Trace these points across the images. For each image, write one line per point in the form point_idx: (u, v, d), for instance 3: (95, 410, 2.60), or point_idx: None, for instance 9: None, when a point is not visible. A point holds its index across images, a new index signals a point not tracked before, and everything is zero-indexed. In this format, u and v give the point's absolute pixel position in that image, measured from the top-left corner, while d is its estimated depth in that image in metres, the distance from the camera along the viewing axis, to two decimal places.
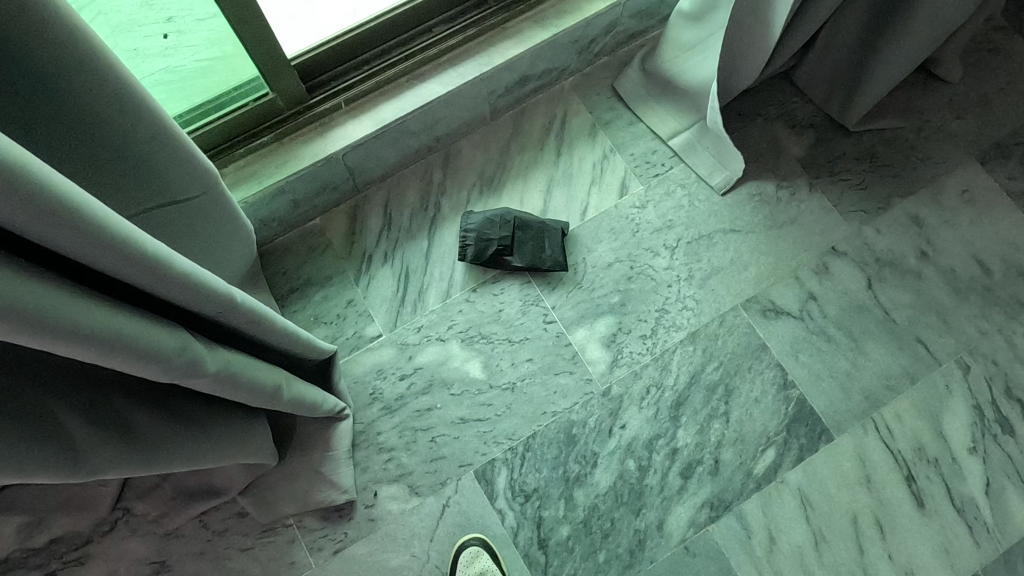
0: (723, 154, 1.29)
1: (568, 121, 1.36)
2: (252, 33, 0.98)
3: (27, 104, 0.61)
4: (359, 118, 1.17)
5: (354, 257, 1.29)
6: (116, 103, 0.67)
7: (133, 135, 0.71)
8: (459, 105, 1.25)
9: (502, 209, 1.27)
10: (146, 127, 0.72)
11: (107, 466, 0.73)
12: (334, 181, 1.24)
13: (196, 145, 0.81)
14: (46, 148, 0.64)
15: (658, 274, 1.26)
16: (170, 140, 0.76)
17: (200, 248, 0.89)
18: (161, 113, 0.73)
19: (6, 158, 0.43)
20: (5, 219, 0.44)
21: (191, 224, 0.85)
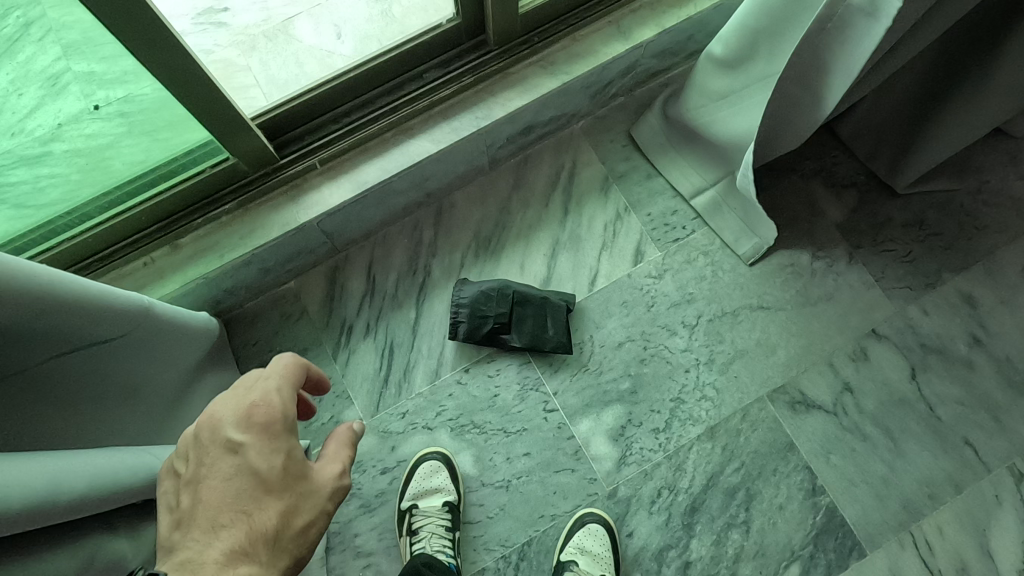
0: (752, 221, 1.12)
1: (578, 173, 1.20)
2: (204, 104, 0.82)
3: None
4: (337, 180, 1.02)
5: (332, 327, 1.14)
6: None
7: (18, 309, 0.57)
8: (453, 160, 1.09)
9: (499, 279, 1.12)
10: (31, 296, 0.58)
11: None
12: (309, 247, 1.08)
13: (95, 283, 0.67)
14: None
15: (674, 357, 1.11)
16: (65, 294, 0.62)
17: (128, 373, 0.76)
18: (40, 276, 0.59)
19: None
20: None
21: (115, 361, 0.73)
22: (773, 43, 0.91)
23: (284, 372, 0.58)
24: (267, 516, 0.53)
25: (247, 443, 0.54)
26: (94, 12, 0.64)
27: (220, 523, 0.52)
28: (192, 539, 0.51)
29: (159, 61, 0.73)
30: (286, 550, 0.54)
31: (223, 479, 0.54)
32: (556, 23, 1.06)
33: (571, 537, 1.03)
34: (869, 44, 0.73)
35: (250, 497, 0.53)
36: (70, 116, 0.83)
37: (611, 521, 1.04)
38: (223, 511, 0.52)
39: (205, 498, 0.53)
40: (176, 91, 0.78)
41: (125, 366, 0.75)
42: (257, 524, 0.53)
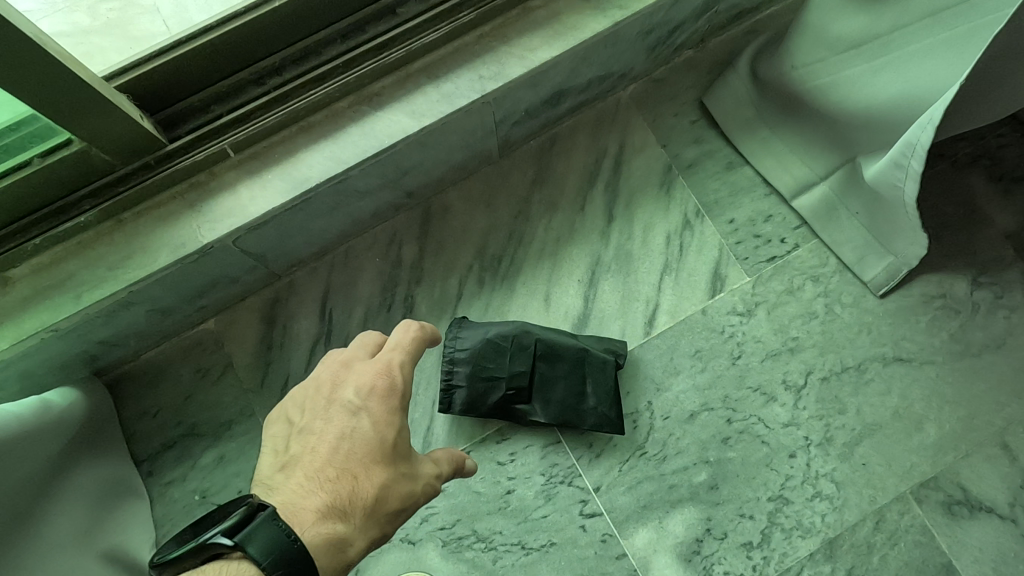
0: (881, 233, 0.75)
1: (626, 162, 0.83)
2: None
3: None
4: (262, 175, 0.65)
5: (270, 389, 0.78)
6: None
7: None
8: (445, 145, 0.72)
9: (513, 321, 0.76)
10: None
11: None
12: (229, 275, 0.72)
13: None
14: None
15: (772, 434, 0.76)
16: None
17: None
18: None
19: None
20: None
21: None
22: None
23: (402, 348, 0.55)
24: (365, 482, 0.51)
25: (364, 412, 0.53)
26: None
27: (321, 482, 0.50)
28: (297, 485, 0.51)
29: None
30: (362, 527, 0.50)
31: (331, 437, 0.52)
32: None
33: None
34: None
35: (349, 462, 0.51)
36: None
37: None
38: (327, 466, 0.51)
39: (313, 446, 0.53)
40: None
41: None
42: (350, 494, 0.50)
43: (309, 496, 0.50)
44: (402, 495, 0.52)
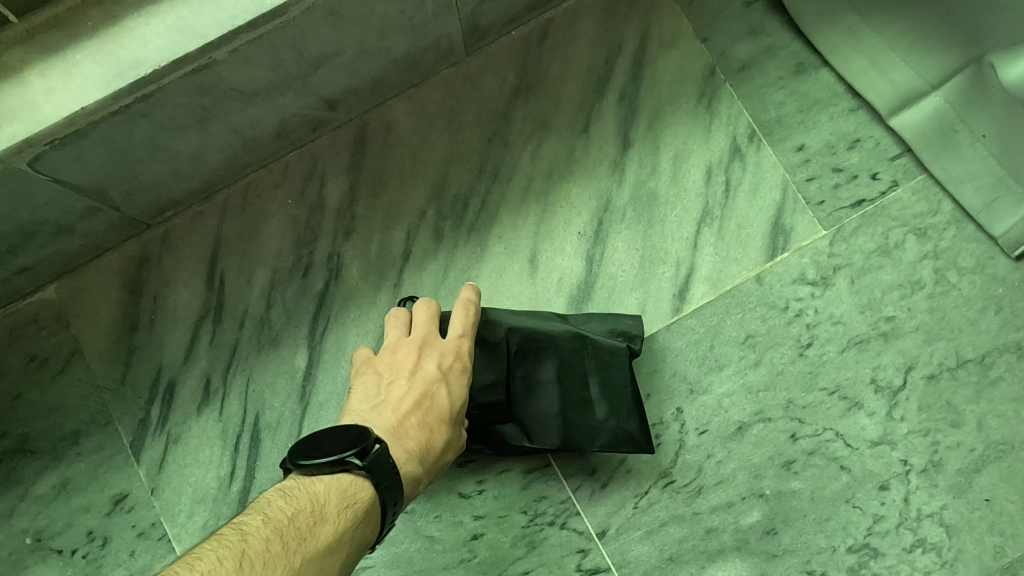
0: (1023, 164, 0.52)
1: (650, 63, 0.58)
2: None
3: None
4: (66, 54, 0.40)
5: (136, 386, 0.54)
6: None
7: None
8: (377, 21, 0.47)
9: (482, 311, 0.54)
10: None
11: None
12: (50, 219, 0.48)
13: None
14: None
15: (857, 457, 0.52)
16: None
17: None
18: None
19: None
20: None
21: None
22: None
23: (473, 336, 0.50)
24: (439, 437, 0.46)
25: (444, 381, 0.48)
26: None
27: (401, 428, 0.45)
28: (374, 418, 0.46)
29: None
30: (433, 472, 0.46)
31: (410, 386, 0.47)
32: None
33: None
34: None
35: (431, 413, 0.46)
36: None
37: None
38: (410, 408, 0.46)
39: (385, 390, 0.48)
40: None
41: None
42: (430, 443, 0.45)
43: (393, 435, 0.45)
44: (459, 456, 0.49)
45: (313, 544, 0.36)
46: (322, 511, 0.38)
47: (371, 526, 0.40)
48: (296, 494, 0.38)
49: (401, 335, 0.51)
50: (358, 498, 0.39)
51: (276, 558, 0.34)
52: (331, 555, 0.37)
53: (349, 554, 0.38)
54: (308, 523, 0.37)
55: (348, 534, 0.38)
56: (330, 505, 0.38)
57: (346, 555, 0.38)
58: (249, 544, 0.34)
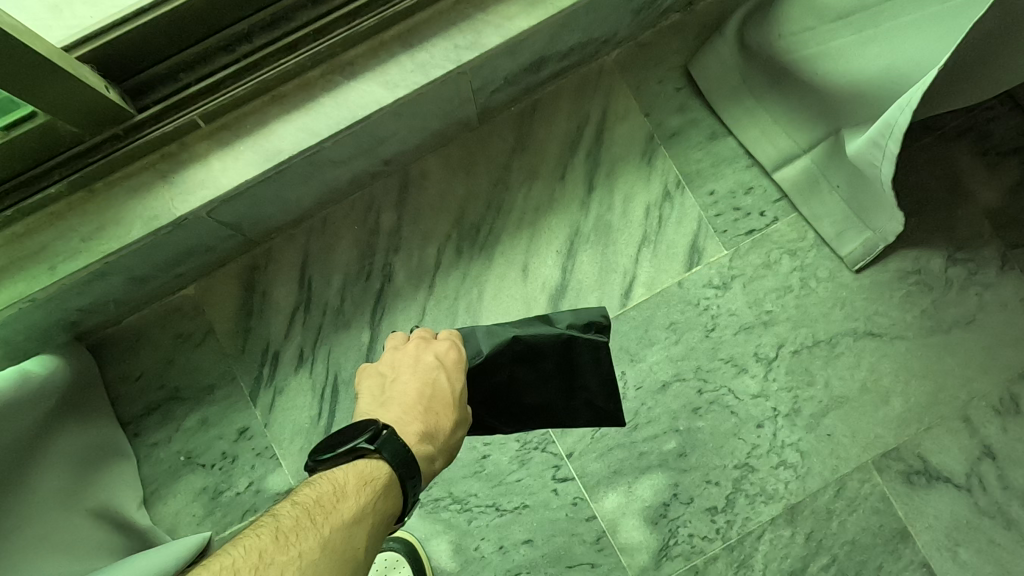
0: (862, 208, 0.74)
1: (609, 130, 0.82)
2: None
3: None
4: (233, 147, 0.64)
5: (251, 355, 0.79)
6: None
7: None
8: (422, 115, 0.71)
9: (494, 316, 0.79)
10: None
11: None
12: (205, 244, 0.72)
13: None
14: None
15: (742, 405, 0.78)
16: None
17: None
18: None
19: None
20: None
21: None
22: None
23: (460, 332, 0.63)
24: (444, 418, 0.58)
25: (441, 372, 0.60)
26: None
27: (409, 420, 0.57)
28: (388, 413, 0.57)
29: None
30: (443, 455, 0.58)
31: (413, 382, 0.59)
32: None
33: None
34: None
35: (433, 399, 0.59)
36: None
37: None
38: (415, 399, 0.58)
39: (394, 390, 0.59)
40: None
41: None
42: (437, 423, 0.58)
43: (403, 425, 0.56)
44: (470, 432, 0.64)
45: (337, 517, 0.47)
46: (343, 489, 0.49)
47: (379, 513, 0.49)
48: (321, 483, 0.50)
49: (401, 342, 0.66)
50: (374, 475, 0.51)
51: (300, 533, 0.45)
52: (352, 527, 0.47)
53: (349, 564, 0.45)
54: (306, 548, 0.44)
55: (367, 505, 0.49)
56: (349, 488, 0.49)
57: (371, 520, 0.48)
58: (282, 523, 0.46)
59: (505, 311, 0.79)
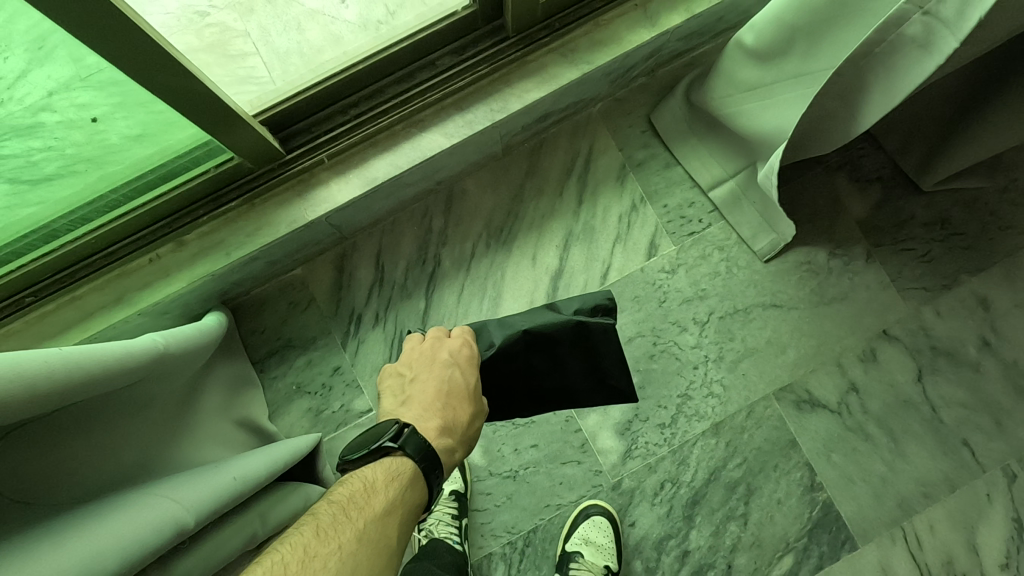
0: (771, 217, 1.08)
1: (594, 160, 1.16)
2: (211, 116, 0.80)
3: None
4: (345, 176, 0.98)
5: (341, 316, 1.13)
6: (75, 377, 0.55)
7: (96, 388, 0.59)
8: (466, 152, 1.06)
9: (511, 291, 1.13)
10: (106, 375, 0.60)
11: None
12: (317, 238, 1.06)
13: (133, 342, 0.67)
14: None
15: (684, 353, 1.12)
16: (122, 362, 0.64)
17: (136, 400, 0.79)
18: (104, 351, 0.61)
19: None
20: None
21: (118, 410, 0.76)
22: (815, 38, 0.83)
23: (466, 341, 0.88)
24: (458, 413, 0.82)
25: (453, 373, 0.85)
26: (92, 44, 0.62)
27: (430, 416, 0.81)
28: (416, 411, 0.82)
29: (142, 69, 0.68)
30: (461, 443, 0.82)
31: (433, 383, 0.84)
32: (578, 8, 1.00)
33: (576, 527, 1.06)
34: (917, 76, 0.69)
35: (448, 397, 0.83)
36: (59, 84, 0.75)
37: (615, 514, 1.07)
38: (434, 396, 0.83)
39: (420, 390, 0.84)
40: (172, 99, 0.75)
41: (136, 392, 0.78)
42: (451, 418, 0.82)
43: (424, 420, 0.80)
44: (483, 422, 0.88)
45: (369, 507, 0.68)
46: (372, 488, 0.70)
47: (402, 509, 0.70)
48: (352, 483, 0.72)
49: (421, 350, 0.90)
50: (398, 469, 0.74)
51: (343, 523, 0.65)
52: (382, 521, 0.67)
53: (381, 545, 0.65)
54: (349, 536, 0.64)
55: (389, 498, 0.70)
56: (379, 487, 0.71)
57: (392, 507, 0.69)
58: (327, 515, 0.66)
59: (521, 287, 1.13)
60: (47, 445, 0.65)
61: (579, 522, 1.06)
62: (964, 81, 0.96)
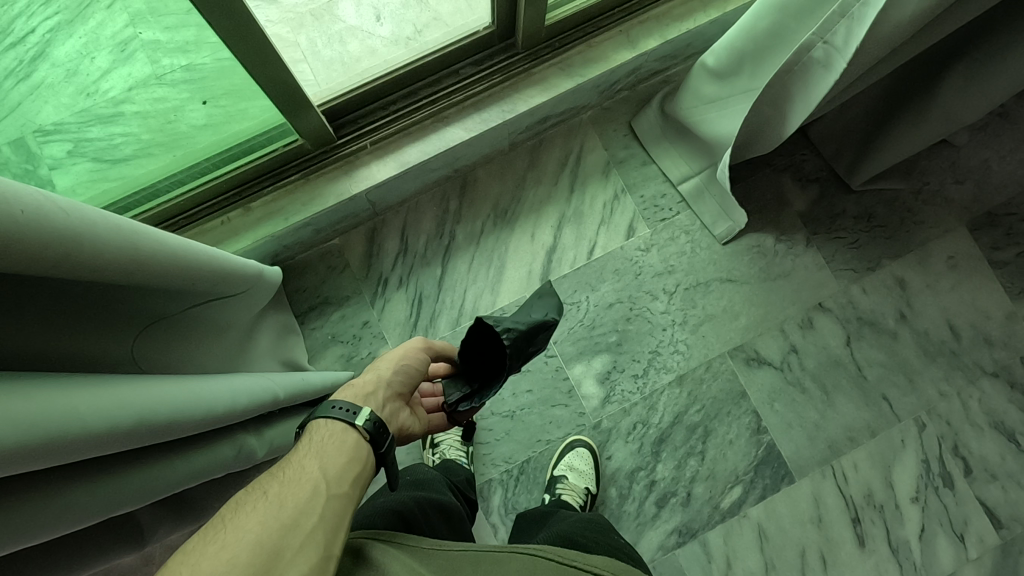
0: (727, 208, 1.33)
1: (583, 157, 1.40)
2: (292, 104, 1.02)
3: (118, 303, 0.70)
4: (382, 159, 1.22)
5: (371, 279, 1.36)
6: (211, 270, 0.77)
7: (217, 282, 0.81)
8: (481, 145, 1.30)
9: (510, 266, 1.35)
10: (223, 274, 0.82)
11: (164, 520, 0.83)
12: (354, 212, 1.29)
13: (240, 259, 0.90)
14: (137, 305, 0.73)
15: (654, 317, 1.35)
16: (231, 271, 0.85)
17: (225, 323, 0.99)
18: (224, 258, 0.83)
19: (157, 407, 0.55)
20: (152, 405, 0.54)
21: (214, 326, 0.96)
22: (759, 60, 1.07)
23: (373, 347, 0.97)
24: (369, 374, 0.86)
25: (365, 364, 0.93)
26: (233, 49, 0.86)
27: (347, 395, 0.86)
28: None
29: (258, 66, 0.91)
30: (377, 380, 0.83)
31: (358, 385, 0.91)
32: (575, 31, 1.24)
33: (562, 457, 1.27)
34: (822, 89, 0.94)
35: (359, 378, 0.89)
36: (138, 80, 1.03)
37: (596, 446, 1.29)
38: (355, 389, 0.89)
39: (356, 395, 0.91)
40: (273, 90, 0.98)
41: (227, 314, 0.98)
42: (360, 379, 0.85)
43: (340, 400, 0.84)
44: (405, 357, 0.88)
45: (293, 464, 0.67)
46: (294, 453, 0.69)
47: (326, 451, 0.70)
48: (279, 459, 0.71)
49: None
50: (317, 426, 0.74)
51: (268, 485, 0.64)
52: (309, 460, 0.68)
53: (310, 481, 0.64)
54: (278, 483, 0.64)
55: (312, 452, 0.69)
56: (301, 446, 0.71)
57: (317, 457, 0.68)
58: (256, 484, 0.65)
59: (520, 259, 1.37)
60: (175, 337, 0.85)
61: (564, 451, 1.28)
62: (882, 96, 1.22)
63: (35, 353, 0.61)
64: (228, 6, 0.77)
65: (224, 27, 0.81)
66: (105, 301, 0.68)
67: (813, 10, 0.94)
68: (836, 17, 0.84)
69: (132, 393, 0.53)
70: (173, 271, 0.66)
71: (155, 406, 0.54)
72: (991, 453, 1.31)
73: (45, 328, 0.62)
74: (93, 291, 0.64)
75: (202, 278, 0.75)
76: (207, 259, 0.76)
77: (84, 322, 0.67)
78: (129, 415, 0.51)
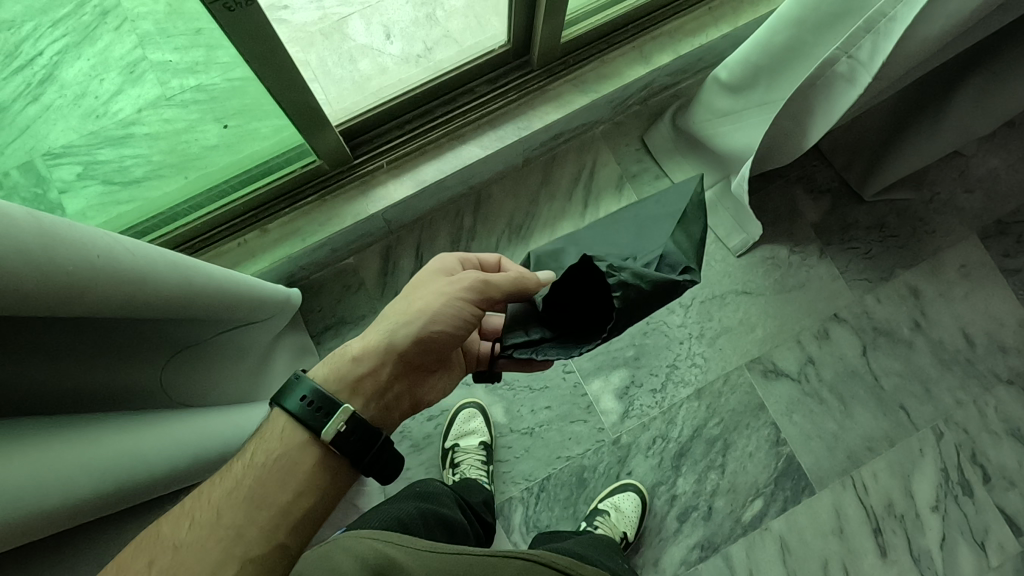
0: (740, 221, 1.34)
1: (596, 172, 1.41)
2: (310, 124, 1.02)
3: (148, 337, 0.70)
4: (399, 178, 1.22)
5: (386, 298, 1.35)
6: (241, 298, 0.77)
7: (246, 310, 0.80)
8: (495, 162, 1.30)
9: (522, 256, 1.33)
10: (251, 301, 0.81)
11: None
12: (370, 230, 1.28)
13: (268, 284, 0.89)
14: (167, 337, 0.73)
15: (671, 331, 1.35)
16: (260, 297, 0.85)
17: (249, 347, 0.98)
18: (253, 285, 0.82)
19: (115, 466, 0.55)
20: (115, 464, 0.54)
21: (239, 352, 0.95)
22: (775, 75, 1.07)
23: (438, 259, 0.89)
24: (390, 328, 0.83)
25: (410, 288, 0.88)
26: (256, 69, 0.86)
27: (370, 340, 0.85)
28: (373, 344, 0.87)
29: (277, 87, 0.91)
30: (382, 356, 0.81)
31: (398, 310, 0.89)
32: (588, 49, 1.25)
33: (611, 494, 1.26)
34: (844, 103, 0.95)
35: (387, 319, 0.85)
36: (146, 103, 1.03)
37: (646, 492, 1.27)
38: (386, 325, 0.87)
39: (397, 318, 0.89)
40: (296, 114, 0.98)
41: (252, 339, 0.97)
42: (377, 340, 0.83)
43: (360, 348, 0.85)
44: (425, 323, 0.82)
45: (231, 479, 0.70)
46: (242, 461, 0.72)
47: (264, 468, 0.71)
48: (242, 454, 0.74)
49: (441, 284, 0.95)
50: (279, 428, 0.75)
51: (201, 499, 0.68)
52: (222, 490, 0.69)
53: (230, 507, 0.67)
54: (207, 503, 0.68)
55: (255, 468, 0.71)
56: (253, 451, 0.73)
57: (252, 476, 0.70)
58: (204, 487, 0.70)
59: None
60: (203, 365, 0.84)
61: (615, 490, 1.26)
62: (892, 109, 1.23)
63: (60, 391, 0.60)
64: (256, 27, 0.77)
65: (249, 49, 0.81)
66: (136, 335, 0.67)
67: (831, 25, 0.94)
68: (861, 32, 0.84)
69: (103, 451, 0.54)
70: (202, 304, 0.66)
71: (115, 466, 0.55)
72: (1008, 460, 1.32)
73: (77, 367, 0.61)
74: (123, 326, 0.63)
75: (232, 307, 0.74)
76: (237, 287, 0.76)
77: (115, 356, 0.67)
78: (89, 478, 0.51)
